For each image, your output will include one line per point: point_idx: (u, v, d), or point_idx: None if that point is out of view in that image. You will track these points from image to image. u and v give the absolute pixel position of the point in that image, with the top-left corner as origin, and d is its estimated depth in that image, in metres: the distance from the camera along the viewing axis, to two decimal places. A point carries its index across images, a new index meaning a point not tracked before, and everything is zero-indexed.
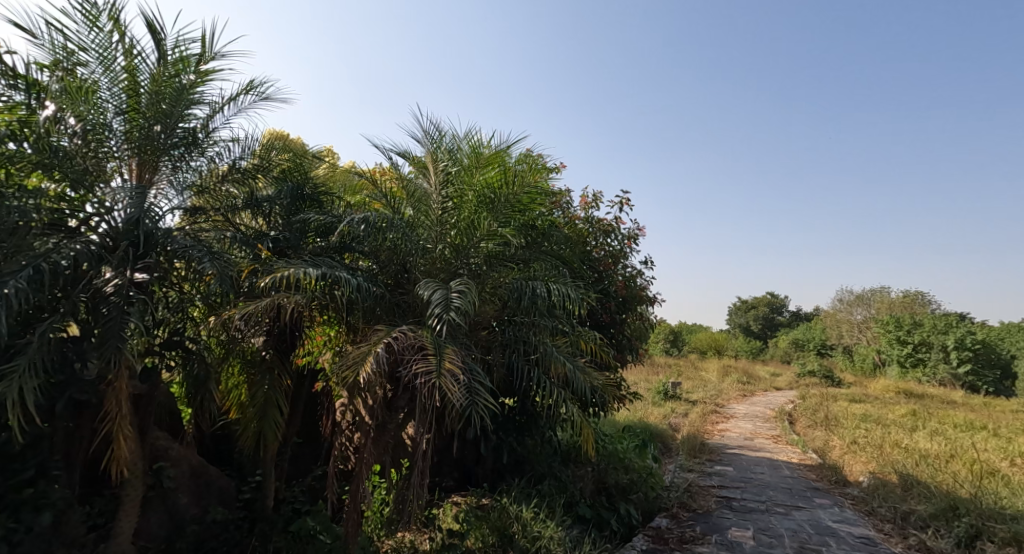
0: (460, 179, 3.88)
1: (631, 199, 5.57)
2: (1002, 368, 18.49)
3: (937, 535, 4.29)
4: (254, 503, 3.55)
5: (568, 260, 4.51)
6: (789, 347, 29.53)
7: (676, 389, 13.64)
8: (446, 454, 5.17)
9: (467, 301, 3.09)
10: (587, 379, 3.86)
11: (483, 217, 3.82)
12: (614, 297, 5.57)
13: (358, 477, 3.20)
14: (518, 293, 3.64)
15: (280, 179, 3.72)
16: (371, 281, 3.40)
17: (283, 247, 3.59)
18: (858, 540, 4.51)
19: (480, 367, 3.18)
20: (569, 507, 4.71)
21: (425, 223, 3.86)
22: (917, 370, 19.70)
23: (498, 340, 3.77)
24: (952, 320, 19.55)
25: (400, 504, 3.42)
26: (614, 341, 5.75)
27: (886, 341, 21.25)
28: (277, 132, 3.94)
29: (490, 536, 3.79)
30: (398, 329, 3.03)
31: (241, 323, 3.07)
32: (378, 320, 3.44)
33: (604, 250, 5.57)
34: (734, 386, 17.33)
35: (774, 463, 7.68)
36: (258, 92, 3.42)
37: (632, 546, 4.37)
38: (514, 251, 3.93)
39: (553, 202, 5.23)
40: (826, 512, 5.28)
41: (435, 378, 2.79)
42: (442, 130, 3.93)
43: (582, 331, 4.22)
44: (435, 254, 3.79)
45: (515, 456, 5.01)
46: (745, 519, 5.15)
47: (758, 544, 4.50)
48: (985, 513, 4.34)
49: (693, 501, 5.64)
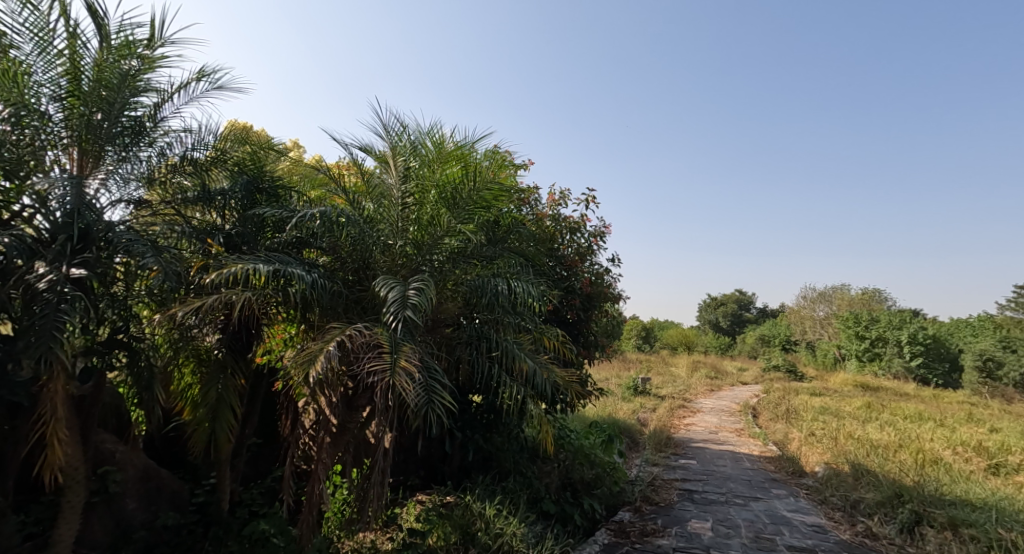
0: (421, 175, 3.84)
1: (598, 199, 5.40)
2: (951, 361, 19.34)
3: (883, 522, 4.47)
4: (208, 507, 3.42)
5: (533, 258, 4.50)
6: (754, 342, 30.29)
7: (645, 384, 13.88)
8: (411, 452, 5.10)
9: (423, 298, 3.06)
10: (549, 376, 3.87)
11: (443, 213, 3.75)
12: (579, 293, 5.60)
13: (314, 479, 3.16)
14: (480, 291, 3.63)
15: (235, 172, 3.55)
16: (329, 278, 3.30)
17: (237, 242, 3.45)
18: (810, 528, 4.66)
19: (438, 365, 3.15)
20: (533, 503, 4.73)
21: (386, 217, 3.76)
22: (873, 364, 20.52)
23: (460, 337, 3.73)
24: (906, 316, 20.35)
25: (359, 504, 3.38)
26: (580, 338, 5.82)
27: (845, 336, 22.03)
28: (237, 125, 3.85)
29: (452, 534, 3.76)
30: (354, 327, 2.97)
31: (190, 318, 2.96)
32: (338, 317, 3.33)
33: (572, 248, 5.62)
34: (702, 381, 17.72)
35: (736, 456, 7.89)
36: (211, 81, 3.30)
37: (595, 540, 4.41)
38: (476, 247, 3.87)
39: (520, 199, 5.27)
40: (782, 502, 5.44)
41: (389, 377, 2.77)
42: (404, 125, 3.86)
43: (545, 329, 4.19)
44: (396, 250, 3.67)
45: (482, 453, 4.96)
46: (704, 511, 5.26)
47: (715, 536, 4.59)
48: (926, 500, 4.53)
49: (656, 494, 5.73)
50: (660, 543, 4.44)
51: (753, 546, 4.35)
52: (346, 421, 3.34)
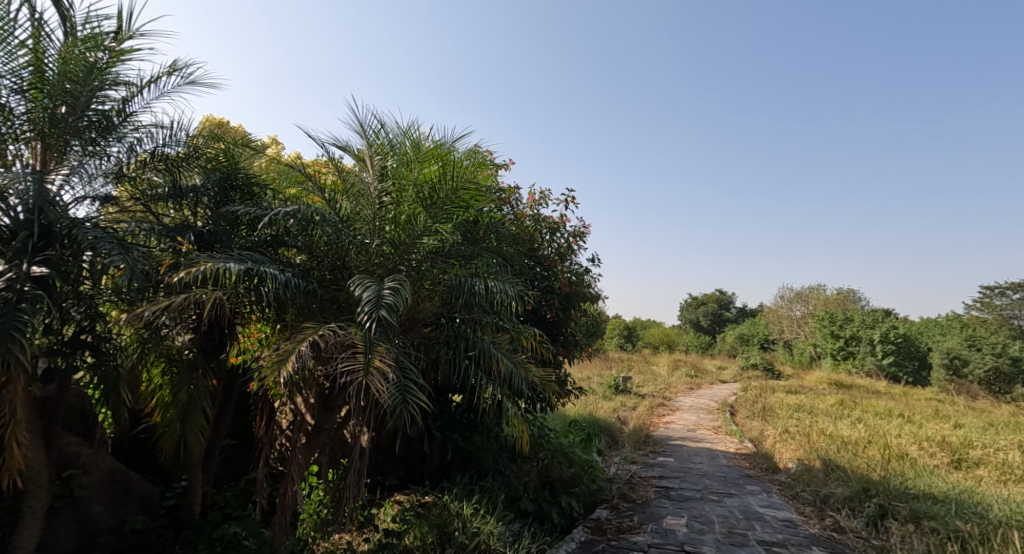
0: (399, 173, 3.82)
1: (578, 200, 5.43)
2: (920, 359, 19.90)
3: (850, 516, 4.59)
4: (179, 510, 3.34)
5: (513, 258, 4.49)
6: (734, 341, 30.75)
7: (627, 382, 13.99)
8: (389, 452, 5.06)
9: (398, 298, 3.04)
10: (526, 375, 3.88)
11: (419, 213, 3.75)
12: (558, 293, 5.60)
13: (288, 480, 3.11)
14: (457, 292, 3.63)
15: (208, 169, 3.43)
16: (304, 278, 3.25)
17: (210, 241, 3.39)
18: (781, 523, 4.76)
19: (414, 365, 3.15)
20: (511, 501, 4.74)
21: (362, 217, 3.72)
22: (847, 362, 20.99)
23: (438, 337, 3.71)
24: (878, 316, 20.85)
25: (334, 506, 3.34)
26: (559, 338, 5.83)
27: (821, 335, 22.48)
28: (212, 123, 3.79)
29: (429, 534, 3.74)
30: (329, 327, 2.95)
31: (164, 318, 2.92)
32: (313, 316, 3.29)
33: (551, 247, 5.66)
34: (682, 379, 17.96)
35: (713, 453, 8.02)
36: (183, 75, 3.24)
37: (571, 538, 4.44)
38: (453, 247, 3.84)
39: (500, 199, 5.29)
40: (755, 498, 5.54)
41: (362, 377, 2.76)
42: (381, 123, 3.82)
43: (523, 329, 4.20)
44: (372, 249, 3.64)
45: (461, 452, 4.94)
46: (680, 507, 5.33)
47: (690, 532, 4.66)
48: (891, 494, 4.65)
49: (633, 492, 5.79)
50: (635, 540, 4.49)
51: (726, 541, 4.42)
52: (322, 422, 3.30)
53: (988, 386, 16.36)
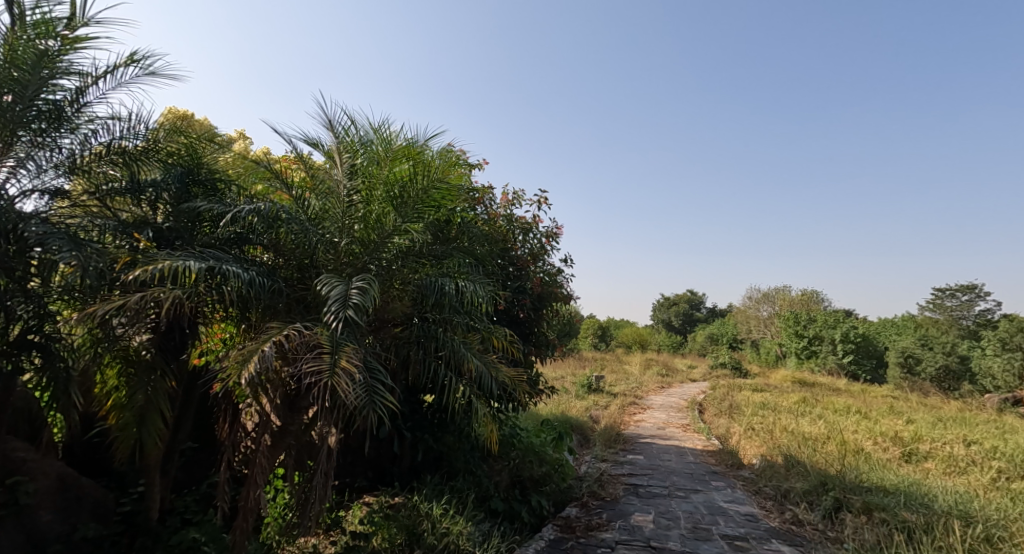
0: (368, 172, 3.80)
1: (550, 201, 5.47)
2: (878, 358, 20.66)
3: (808, 509, 4.75)
4: (135, 517, 3.25)
5: (484, 258, 4.50)
6: (703, 341, 31.31)
7: (599, 381, 14.15)
8: (358, 453, 4.99)
9: (366, 297, 3.03)
10: (496, 375, 3.90)
11: (389, 212, 3.72)
12: (530, 293, 5.63)
13: (251, 483, 3.06)
14: (427, 291, 3.60)
15: (169, 163, 3.37)
16: (269, 276, 3.19)
17: (169, 238, 3.26)
18: (743, 517, 4.90)
19: (382, 366, 3.14)
20: (481, 501, 4.75)
21: (331, 216, 3.67)
22: (810, 361, 21.64)
23: (408, 337, 3.69)
24: (839, 316, 21.55)
25: (299, 509, 3.30)
26: (530, 337, 5.88)
27: (786, 334, 23.12)
28: (173, 117, 3.66)
29: (398, 535, 3.72)
30: (295, 327, 2.93)
31: (122, 318, 2.82)
32: (278, 315, 3.23)
33: (524, 248, 5.69)
34: (653, 378, 18.21)
35: (681, 450, 8.19)
36: (142, 66, 3.16)
37: (541, 536, 4.49)
38: (425, 246, 3.84)
39: (473, 198, 5.30)
40: (720, 494, 5.69)
41: (328, 378, 2.74)
42: (351, 120, 3.80)
43: (494, 329, 4.21)
44: (341, 248, 3.58)
45: (432, 453, 4.92)
46: (647, 504, 5.43)
47: (656, 528, 4.75)
48: (847, 487, 4.83)
49: (602, 490, 5.87)
50: (604, 537, 4.57)
51: (690, 536, 4.53)
52: (287, 425, 3.28)
53: (938, 383, 17.09)
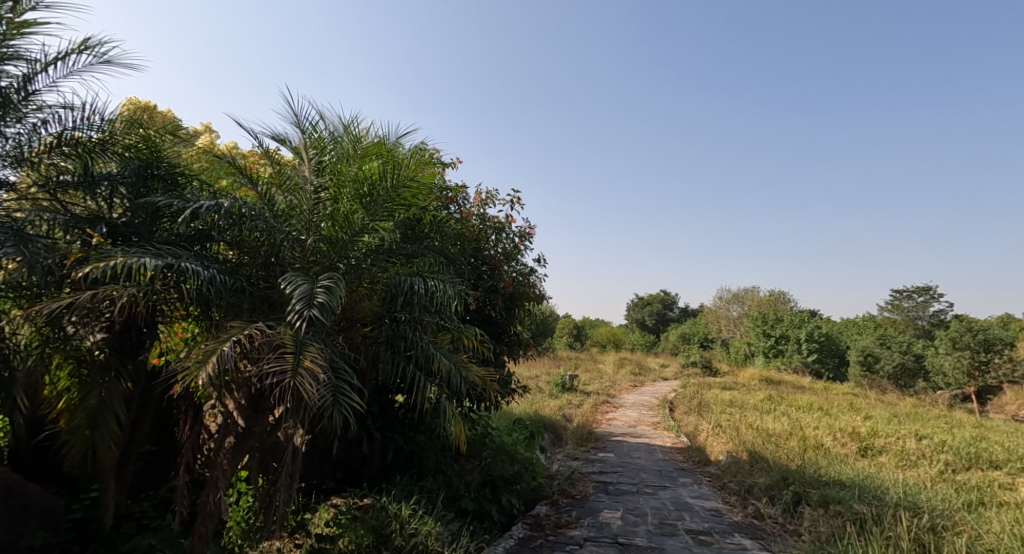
0: (336, 169, 3.74)
1: (522, 201, 5.47)
2: (840, 357, 21.35)
3: (770, 503, 4.88)
4: (87, 524, 3.10)
5: (455, 258, 4.45)
6: (674, 340, 31.80)
7: (573, 380, 14.26)
8: (327, 454, 4.86)
9: (331, 297, 2.99)
10: (466, 374, 3.89)
11: (357, 211, 3.61)
12: (501, 293, 5.63)
13: (211, 487, 3.00)
14: (396, 290, 3.56)
15: (126, 156, 3.27)
16: (231, 274, 3.11)
17: (125, 233, 3.16)
18: (708, 512, 5.00)
19: (347, 366, 3.11)
20: (451, 501, 4.71)
21: (297, 213, 3.61)
22: (776, 360, 22.20)
23: (377, 337, 3.65)
24: (804, 316, 22.22)
25: (262, 513, 3.24)
26: (502, 337, 5.86)
27: (754, 334, 23.67)
28: (133, 108, 3.57)
29: (365, 536, 3.66)
30: (257, 325, 2.87)
31: (76, 317, 2.75)
32: (241, 314, 3.14)
33: (497, 248, 5.68)
34: (626, 376, 18.48)
35: (650, 447, 8.31)
36: (96, 54, 3.06)
37: (510, 535, 4.51)
38: (394, 244, 3.82)
39: (445, 198, 5.30)
40: (686, 490, 5.79)
41: (291, 378, 2.70)
42: (319, 115, 3.74)
43: (464, 328, 4.21)
44: (308, 247, 3.52)
45: (403, 453, 4.86)
46: (616, 501, 5.49)
47: (624, 524, 4.81)
48: (806, 481, 4.98)
49: (572, 487, 5.91)
50: (572, 534, 4.61)
51: (657, 532, 4.60)
52: (252, 425, 3.14)
53: (894, 381, 17.75)
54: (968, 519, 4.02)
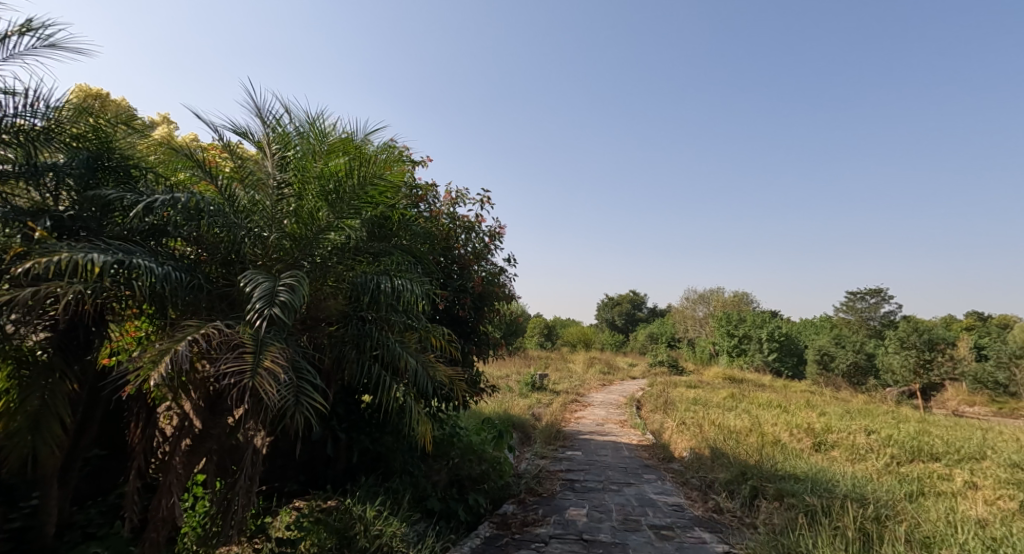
0: (301, 165, 3.68)
1: (493, 201, 5.45)
2: (799, 355, 22.09)
3: (729, 497, 5.03)
4: (28, 532, 2.99)
5: (423, 256, 4.42)
6: (642, 340, 32.32)
7: (543, 379, 14.35)
8: (290, 457, 4.76)
9: (293, 295, 2.94)
10: (432, 374, 3.86)
11: (322, 208, 3.58)
12: (471, 292, 5.61)
13: (164, 492, 2.92)
14: (362, 289, 3.51)
15: (73, 146, 3.16)
16: (186, 271, 3.02)
17: (71, 227, 3.03)
18: (670, 507, 5.11)
19: (309, 366, 3.06)
20: (417, 501, 4.70)
21: (259, 209, 3.54)
22: (739, 358, 22.80)
23: (343, 336, 3.61)
24: (766, 316, 22.90)
25: (218, 518, 3.15)
26: (471, 337, 5.84)
27: (719, 333, 24.24)
28: (84, 97, 3.45)
29: (328, 539, 3.59)
30: (215, 324, 2.81)
31: (17, 314, 2.67)
32: (199, 312, 3.09)
33: (467, 247, 5.67)
34: (595, 376, 18.69)
35: (617, 445, 8.44)
36: (39, 36, 2.93)
37: (477, 534, 4.51)
38: (362, 244, 3.77)
39: (414, 196, 5.29)
40: (650, 486, 5.91)
41: (249, 379, 2.64)
42: (283, 110, 3.67)
43: (432, 328, 4.18)
44: (271, 243, 3.46)
45: (369, 454, 4.79)
46: (582, 498, 5.56)
47: (589, 521, 4.87)
48: (763, 476, 5.15)
49: (539, 486, 5.96)
50: (538, 532, 4.64)
51: (620, 528, 4.68)
52: (209, 427, 3.10)
53: (849, 378, 18.46)
54: (910, 508, 4.23)
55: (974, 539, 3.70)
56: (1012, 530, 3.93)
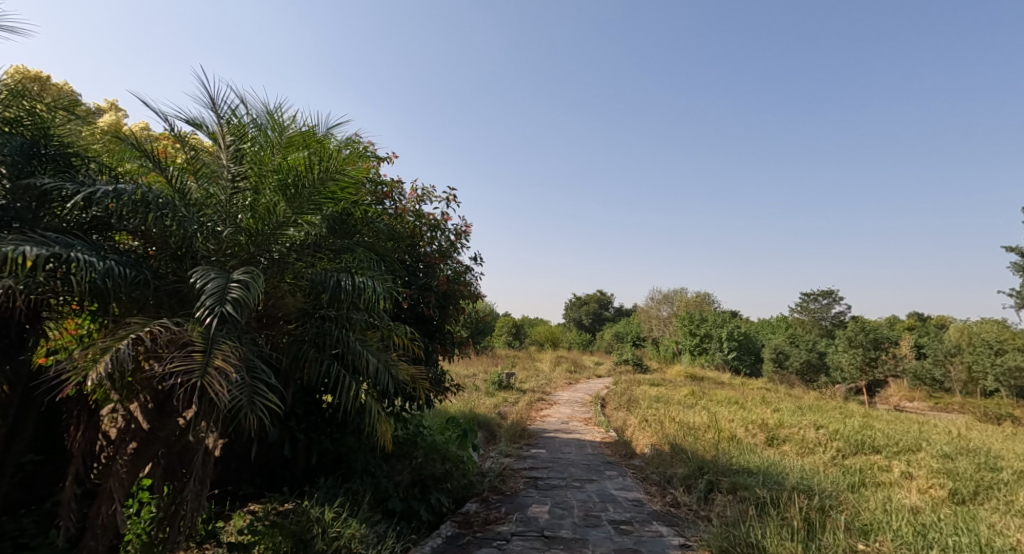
0: (258, 158, 3.56)
1: (459, 199, 5.40)
2: (756, 354, 22.80)
3: (686, 492, 5.15)
4: None
5: (387, 254, 4.34)
6: (608, 339, 32.71)
7: (510, 378, 14.37)
8: (245, 459, 4.62)
9: (246, 292, 2.85)
10: (394, 373, 3.80)
11: (279, 203, 3.45)
12: (436, 291, 5.55)
13: (105, 498, 2.81)
14: (321, 287, 3.43)
15: (7, 132, 3.00)
16: (131, 265, 2.91)
17: (5, 218, 2.88)
18: (631, 502, 5.20)
19: (264, 365, 2.97)
20: (379, 501, 4.63)
21: (213, 204, 3.44)
22: (700, 357, 23.35)
23: (302, 334, 3.54)
24: (726, 316, 23.54)
25: (165, 525, 3.01)
26: (435, 335, 5.79)
27: (681, 332, 24.76)
28: (25, 80, 3.28)
29: (284, 543, 3.50)
30: (161, 323, 2.71)
31: None
32: (145, 309, 3.00)
33: (432, 245, 5.62)
34: (562, 374, 18.82)
35: (581, 442, 8.53)
36: None
37: (438, 533, 4.49)
38: (321, 240, 3.68)
39: (379, 193, 5.22)
40: (612, 482, 5.99)
41: (198, 378, 2.56)
42: (240, 101, 3.53)
43: (394, 326, 4.12)
44: (225, 238, 3.36)
45: (329, 455, 4.72)
46: (544, 496, 5.59)
47: (551, 518, 4.91)
48: (719, 470, 5.29)
49: (503, 484, 5.97)
50: (500, 530, 4.65)
51: (582, 524, 4.73)
52: (156, 429, 2.96)
53: (801, 376, 19.16)
54: (851, 498, 4.42)
55: (906, 525, 3.90)
56: (941, 515, 4.15)
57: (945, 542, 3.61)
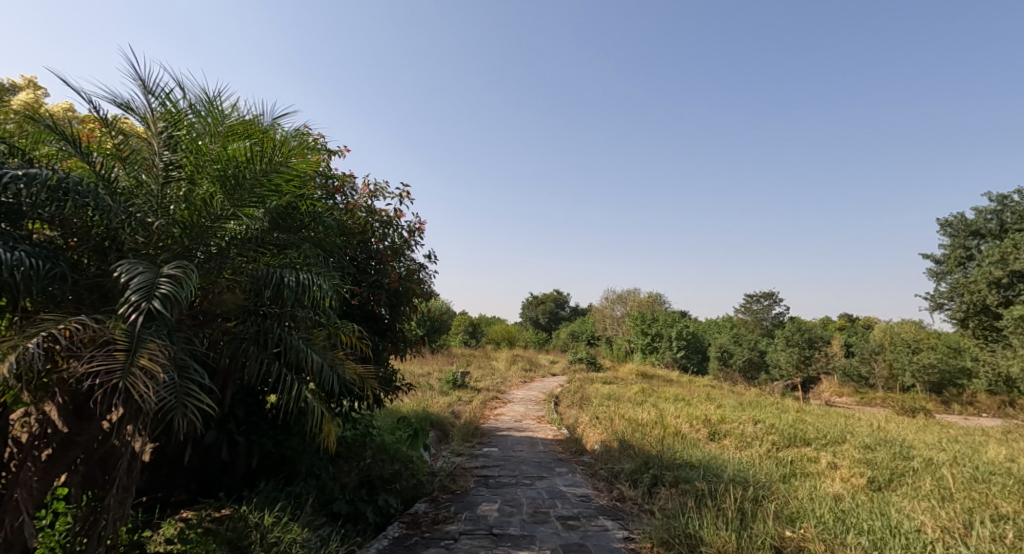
0: (195, 146, 3.35)
1: (411, 195, 5.28)
2: (703, 352, 23.55)
3: (632, 487, 5.25)
4: None
5: (335, 250, 4.21)
6: (563, 338, 33.02)
7: (465, 377, 14.26)
8: (178, 464, 4.40)
9: (176, 287, 2.69)
10: (339, 372, 3.69)
11: (216, 195, 3.29)
12: (386, 288, 5.44)
13: (10, 510, 2.60)
14: (263, 283, 3.30)
15: None
16: (46, 256, 2.71)
17: None
18: (578, 498, 5.26)
19: (197, 365, 2.82)
20: (323, 504, 4.49)
21: (142, 193, 3.28)
22: (651, 356, 23.88)
23: (242, 332, 3.38)
24: (675, 315, 24.19)
25: (82, 535, 2.82)
26: (385, 334, 5.67)
27: (633, 331, 25.27)
28: None
29: (217, 549, 3.35)
30: (78, 320, 2.53)
31: None
32: (63, 305, 2.83)
33: (384, 243, 5.48)
34: (517, 373, 18.83)
35: (533, 440, 8.56)
36: None
37: (384, 535, 4.41)
38: (264, 233, 3.54)
39: (328, 187, 5.09)
40: (561, 479, 6.04)
41: (120, 378, 2.40)
42: (175, 84, 3.31)
43: (342, 324, 3.98)
44: (154, 230, 3.19)
45: (272, 457, 4.50)
46: (494, 493, 5.59)
47: (499, 516, 4.90)
48: (664, 464, 5.42)
49: (453, 483, 5.91)
50: (448, 529, 4.61)
51: (530, 521, 4.75)
52: (74, 434, 2.81)
53: (744, 374, 19.93)
54: (782, 488, 4.63)
55: (829, 511, 4.11)
56: (859, 502, 4.40)
57: (862, 526, 3.83)
